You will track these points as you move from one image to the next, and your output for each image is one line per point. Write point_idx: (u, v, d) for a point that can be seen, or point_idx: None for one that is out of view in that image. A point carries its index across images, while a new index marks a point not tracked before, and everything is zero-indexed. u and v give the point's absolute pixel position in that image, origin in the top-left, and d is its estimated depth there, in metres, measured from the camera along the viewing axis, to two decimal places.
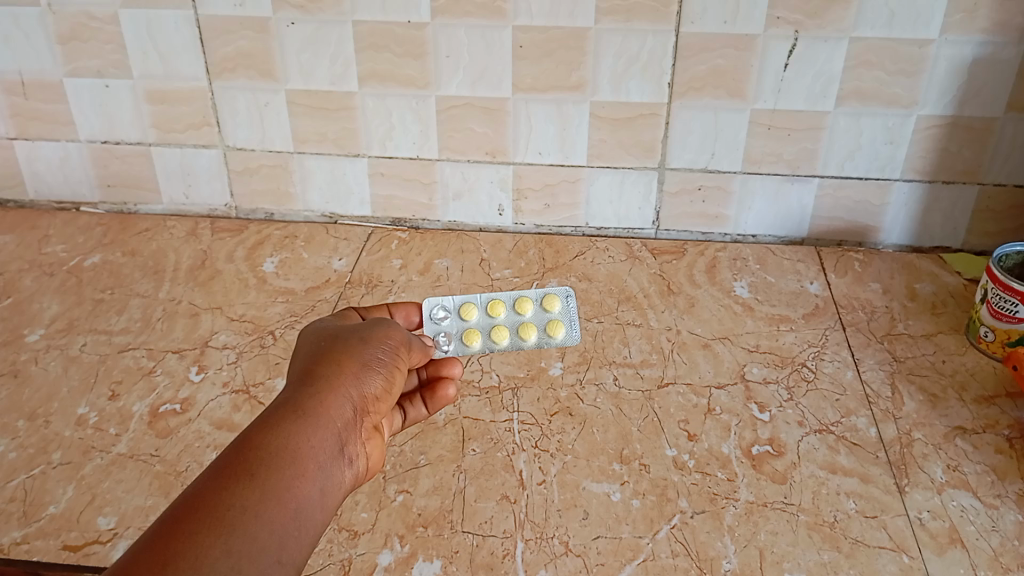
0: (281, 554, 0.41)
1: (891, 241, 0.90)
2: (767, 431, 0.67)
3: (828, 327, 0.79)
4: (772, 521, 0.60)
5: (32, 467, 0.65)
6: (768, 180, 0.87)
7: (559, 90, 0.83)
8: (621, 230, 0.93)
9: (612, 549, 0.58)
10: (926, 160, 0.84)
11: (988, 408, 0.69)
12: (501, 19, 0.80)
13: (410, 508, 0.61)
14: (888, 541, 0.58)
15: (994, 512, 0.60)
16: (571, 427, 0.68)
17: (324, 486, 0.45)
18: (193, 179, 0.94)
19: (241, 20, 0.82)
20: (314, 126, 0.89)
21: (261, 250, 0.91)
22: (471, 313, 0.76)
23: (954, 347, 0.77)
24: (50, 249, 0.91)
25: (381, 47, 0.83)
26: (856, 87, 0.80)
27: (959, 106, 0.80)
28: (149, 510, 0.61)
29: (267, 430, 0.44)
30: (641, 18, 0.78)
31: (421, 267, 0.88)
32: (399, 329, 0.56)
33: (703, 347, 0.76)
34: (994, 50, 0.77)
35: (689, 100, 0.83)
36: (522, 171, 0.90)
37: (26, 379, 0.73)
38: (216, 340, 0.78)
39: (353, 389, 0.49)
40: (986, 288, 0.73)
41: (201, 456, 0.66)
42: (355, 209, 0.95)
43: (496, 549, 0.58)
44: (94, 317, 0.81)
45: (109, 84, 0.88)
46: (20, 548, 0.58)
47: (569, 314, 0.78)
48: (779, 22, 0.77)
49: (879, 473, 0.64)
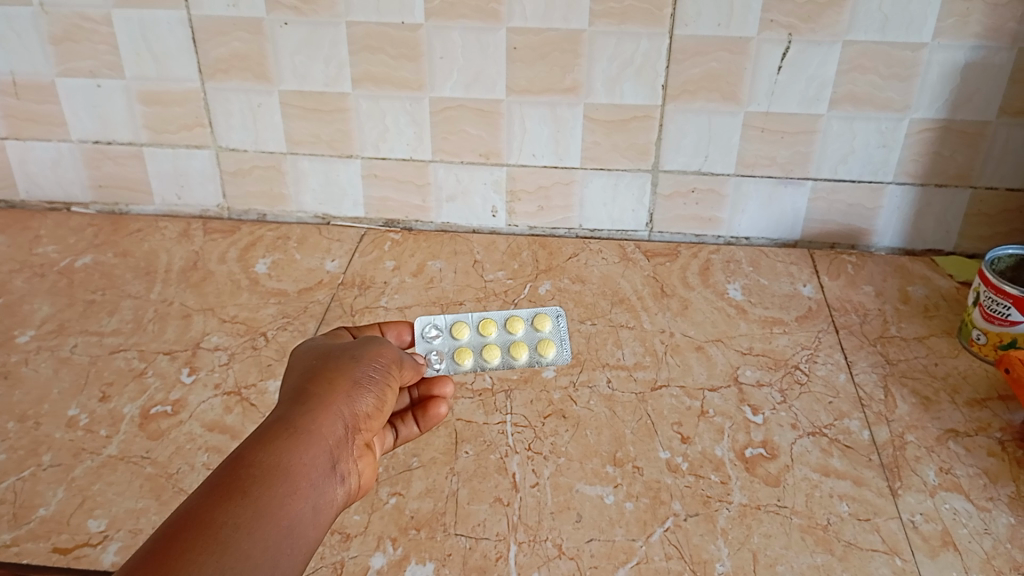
0: (274, 572, 0.40)
1: (883, 244, 0.91)
2: (761, 433, 0.67)
3: (821, 329, 0.79)
4: (766, 524, 0.60)
5: (22, 470, 0.64)
6: (761, 183, 0.87)
7: (554, 93, 0.83)
8: (615, 232, 0.93)
9: (605, 552, 0.58)
10: (920, 163, 0.84)
11: (981, 411, 0.70)
12: (495, 22, 0.80)
13: (403, 511, 0.61)
14: (882, 544, 0.58)
15: (987, 515, 0.61)
16: (564, 429, 0.68)
17: (316, 503, 0.44)
18: (186, 180, 0.94)
19: (234, 20, 0.82)
20: (308, 128, 0.89)
21: (254, 251, 0.91)
22: (463, 332, 0.76)
23: (947, 349, 0.77)
24: (41, 250, 0.90)
25: (375, 49, 0.82)
26: (849, 91, 0.80)
27: (951, 110, 0.80)
28: (140, 513, 0.61)
29: (260, 448, 0.44)
30: (635, 21, 0.78)
31: (415, 269, 0.88)
32: (390, 347, 0.56)
33: (697, 349, 0.76)
34: (986, 55, 0.77)
35: (684, 103, 0.83)
36: (517, 173, 0.89)
37: (16, 381, 0.73)
38: (208, 341, 0.78)
39: (346, 406, 0.49)
40: (978, 291, 0.74)
41: (192, 458, 0.65)
42: (348, 210, 0.95)
43: (489, 551, 0.58)
44: (85, 319, 0.80)
45: (102, 84, 0.88)
46: (10, 551, 0.58)
47: (560, 333, 0.77)
48: (773, 25, 0.77)
49: (872, 475, 0.64)
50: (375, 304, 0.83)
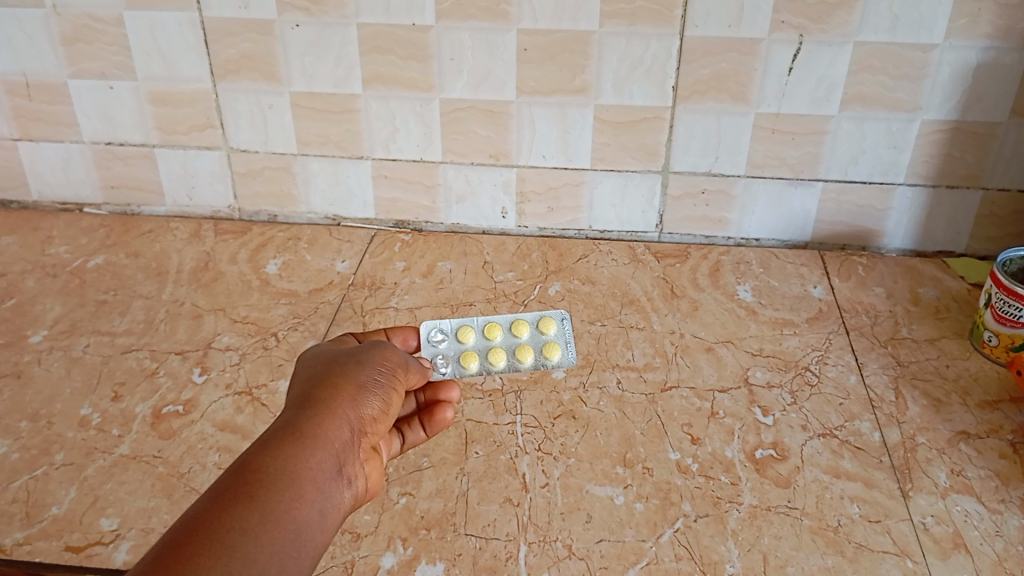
0: None
1: (894, 245, 0.90)
2: (771, 435, 0.67)
3: (831, 331, 0.79)
4: (775, 525, 0.60)
5: (34, 469, 0.65)
6: (771, 184, 0.87)
7: (562, 93, 0.84)
8: (624, 233, 0.93)
9: (615, 553, 0.58)
10: (930, 164, 0.84)
11: (992, 413, 0.69)
12: (504, 22, 0.80)
13: (413, 511, 0.61)
14: (892, 546, 0.58)
15: (998, 517, 0.60)
16: (574, 430, 0.68)
17: (324, 507, 0.45)
18: (197, 181, 0.94)
19: (245, 22, 0.83)
20: (317, 129, 0.89)
21: (264, 252, 0.91)
22: (468, 335, 0.75)
23: (958, 351, 0.77)
24: (53, 250, 0.91)
25: (384, 50, 0.83)
26: (859, 91, 0.80)
27: (962, 110, 0.80)
28: (152, 512, 0.61)
29: (265, 453, 0.44)
30: (644, 22, 0.78)
31: (424, 270, 0.88)
32: (395, 350, 0.57)
33: (706, 350, 0.76)
34: (997, 56, 0.77)
35: (692, 104, 0.83)
36: (526, 174, 0.90)
37: (29, 380, 0.73)
38: (219, 341, 0.78)
39: (351, 411, 0.50)
40: (990, 292, 0.73)
41: (203, 457, 0.66)
42: (358, 211, 0.95)
43: (499, 552, 0.58)
44: (97, 319, 0.81)
45: (113, 85, 0.88)
46: (23, 549, 0.58)
47: (565, 336, 0.77)
48: (782, 25, 0.77)
49: (882, 477, 0.63)
50: (385, 304, 0.83)
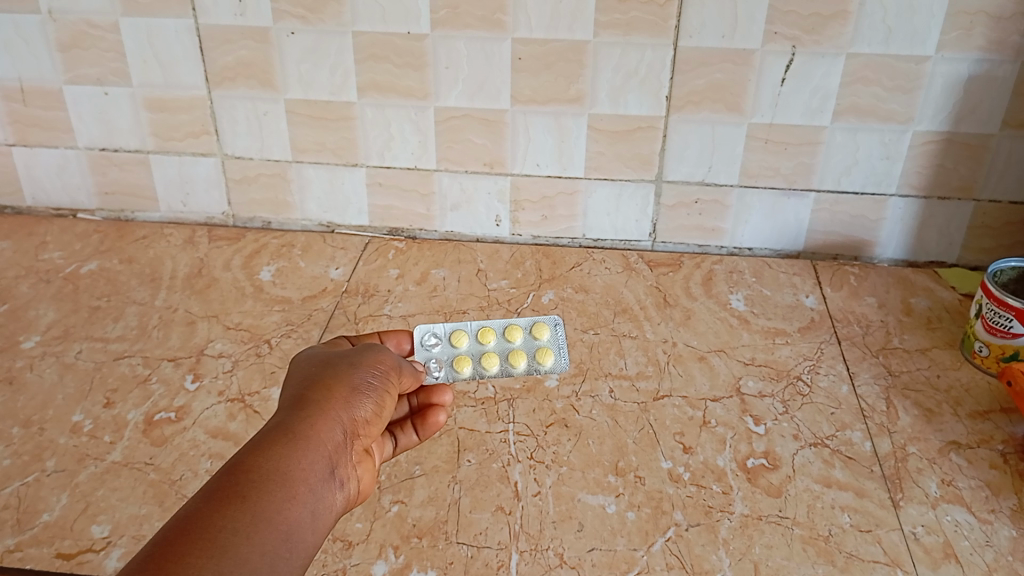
0: None
1: (886, 255, 0.91)
2: (763, 444, 0.67)
3: (824, 341, 0.79)
4: (767, 535, 0.60)
5: (26, 475, 0.64)
6: (765, 195, 0.88)
7: (558, 102, 0.84)
8: (618, 241, 0.93)
9: (606, 562, 0.58)
10: (923, 175, 0.84)
11: (983, 423, 0.70)
12: (501, 32, 0.80)
13: (405, 519, 0.61)
14: (883, 556, 0.58)
15: (988, 527, 0.60)
16: (566, 438, 0.68)
17: (316, 508, 0.45)
18: (192, 188, 0.95)
19: (241, 29, 0.83)
20: (312, 136, 0.89)
21: (258, 259, 0.91)
22: (462, 340, 0.76)
23: (949, 361, 0.77)
24: (47, 255, 0.91)
25: (381, 58, 0.83)
26: (853, 103, 0.81)
27: (955, 122, 0.81)
28: (143, 520, 0.61)
29: (258, 454, 0.44)
30: (639, 32, 0.79)
31: (418, 277, 0.88)
32: (388, 353, 0.57)
33: (699, 359, 0.77)
34: (990, 68, 0.77)
35: (687, 114, 0.83)
36: (521, 182, 0.90)
37: (21, 387, 0.73)
38: (212, 348, 0.78)
39: (345, 413, 0.50)
40: (981, 303, 0.74)
41: (196, 464, 0.66)
42: (352, 218, 0.95)
43: (491, 560, 0.58)
44: (90, 325, 0.81)
45: (108, 91, 0.88)
46: (13, 556, 0.58)
47: (557, 342, 0.78)
48: (776, 36, 0.78)
49: (874, 487, 0.64)
50: (379, 311, 0.83)
